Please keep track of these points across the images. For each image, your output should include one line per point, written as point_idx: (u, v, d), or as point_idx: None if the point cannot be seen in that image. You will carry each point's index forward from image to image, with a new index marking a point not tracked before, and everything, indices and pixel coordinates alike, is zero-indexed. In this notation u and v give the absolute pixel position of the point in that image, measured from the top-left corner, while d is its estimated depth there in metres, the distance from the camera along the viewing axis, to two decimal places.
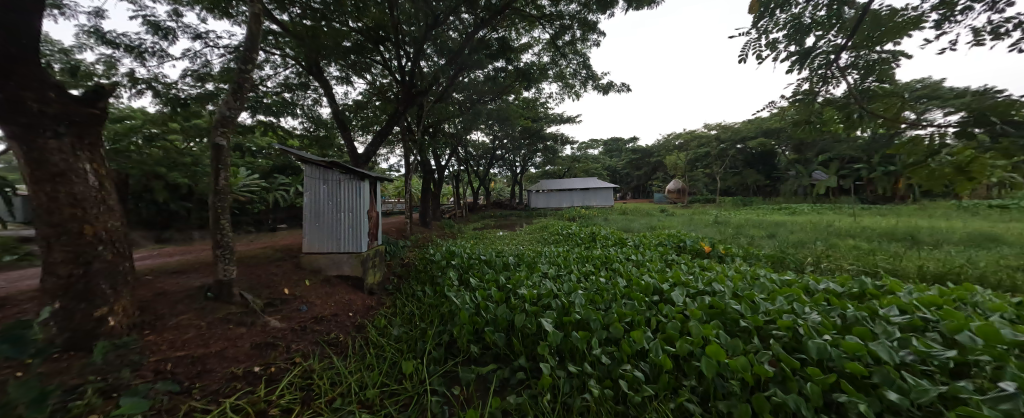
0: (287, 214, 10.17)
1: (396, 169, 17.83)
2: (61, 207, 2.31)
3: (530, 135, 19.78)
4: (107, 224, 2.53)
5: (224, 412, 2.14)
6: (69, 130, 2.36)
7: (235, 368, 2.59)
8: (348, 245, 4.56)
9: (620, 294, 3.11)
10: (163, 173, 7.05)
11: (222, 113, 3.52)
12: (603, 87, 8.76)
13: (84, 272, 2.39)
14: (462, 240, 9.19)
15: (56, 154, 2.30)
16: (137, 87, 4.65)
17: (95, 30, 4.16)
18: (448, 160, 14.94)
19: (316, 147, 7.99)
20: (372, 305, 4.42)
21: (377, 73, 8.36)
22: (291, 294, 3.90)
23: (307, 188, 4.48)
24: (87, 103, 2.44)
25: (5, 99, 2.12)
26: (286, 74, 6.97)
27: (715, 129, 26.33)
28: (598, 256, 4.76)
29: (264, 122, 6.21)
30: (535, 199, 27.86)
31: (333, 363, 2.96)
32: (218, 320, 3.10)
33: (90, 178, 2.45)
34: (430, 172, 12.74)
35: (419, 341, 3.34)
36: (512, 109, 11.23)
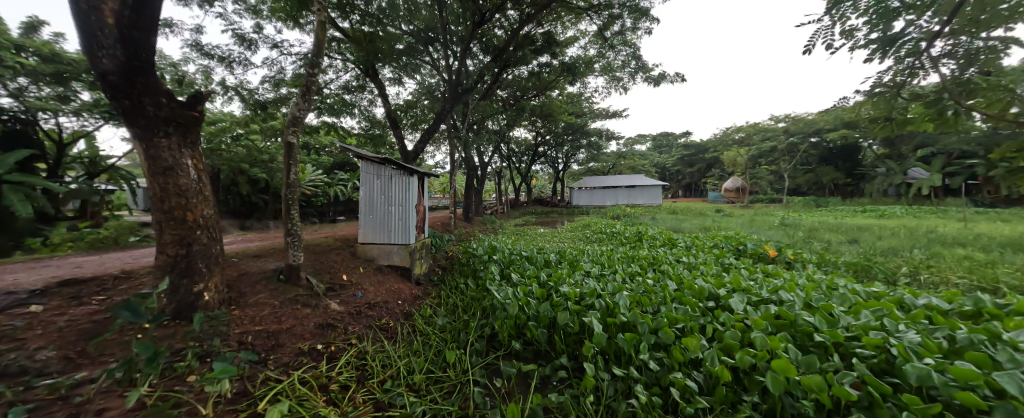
0: (344, 207, 11.06)
1: (442, 166, 18.48)
2: (170, 196, 2.73)
3: (575, 131, 19.30)
4: (203, 212, 2.93)
5: (294, 383, 2.40)
6: (176, 130, 2.77)
7: (302, 345, 2.88)
8: (398, 237, 4.83)
9: (670, 298, 2.93)
10: (245, 168, 8.04)
11: (294, 114, 3.91)
12: (654, 78, 8.27)
13: (186, 252, 2.79)
14: (503, 235, 9.28)
15: (166, 151, 2.71)
16: (227, 93, 5.35)
17: (196, 45, 4.85)
18: (491, 156, 15.14)
19: (371, 145, 8.57)
20: (418, 294, 4.66)
21: (425, 74, 8.70)
22: (349, 280, 4.24)
23: (363, 182, 4.80)
24: (190, 106, 2.85)
25: (131, 105, 2.54)
26: (346, 77, 7.49)
27: (784, 121, 23.63)
28: (646, 256, 4.49)
29: (328, 122, 6.79)
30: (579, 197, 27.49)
31: (384, 347, 3.18)
32: (289, 300, 3.46)
33: (191, 172, 2.84)
34: (474, 168, 13.03)
35: (462, 332, 3.46)
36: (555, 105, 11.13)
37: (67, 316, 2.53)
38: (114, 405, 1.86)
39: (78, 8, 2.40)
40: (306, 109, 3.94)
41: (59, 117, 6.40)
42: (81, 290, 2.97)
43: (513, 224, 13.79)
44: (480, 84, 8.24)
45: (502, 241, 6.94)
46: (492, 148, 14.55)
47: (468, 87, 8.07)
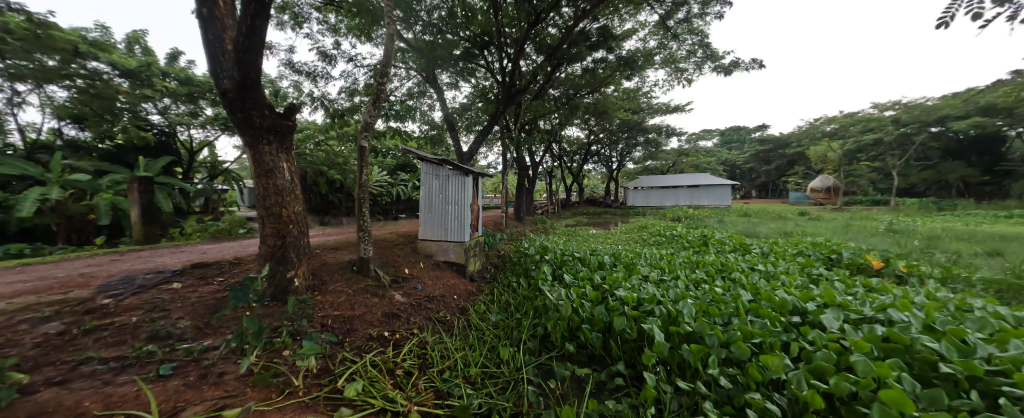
0: (405, 205, 11.89)
1: (494, 166, 18.91)
2: (271, 195, 3.19)
3: (631, 128, 18.39)
4: (295, 208, 3.36)
5: (365, 365, 2.65)
6: (275, 137, 3.21)
7: (371, 331, 3.17)
8: (454, 235, 5.06)
9: (744, 309, 2.65)
10: (324, 170, 9.05)
11: (366, 121, 4.30)
12: (725, 67, 7.55)
13: (281, 243, 3.24)
14: (555, 236, 9.19)
15: (268, 156, 3.16)
16: (313, 104, 6.08)
17: (289, 63, 5.59)
18: (542, 156, 15.09)
19: (430, 147, 9.08)
20: (472, 290, 4.83)
21: (480, 77, 8.98)
22: (410, 273, 4.55)
23: (423, 182, 5.10)
24: (286, 117, 3.28)
25: (243, 118, 3.01)
26: (409, 85, 8.04)
27: (894, 109, 19.88)
28: (713, 262, 4.11)
29: (393, 126, 7.36)
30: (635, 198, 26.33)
31: (442, 339, 3.36)
32: (361, 289, 3.82)
33: (285, 174, 3.27)
34: (525, 168, 13.13)
35: (515, 330, 3.52)
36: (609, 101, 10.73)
37: (198, 292, 3.10)
38: (231, 369, 2.24)
39: (207, 42, 2.90)
40: (377, 116, 4.31)
41: (191, 130, 7.85)
42: (206, 271, 3.61)
43: (564, 224, 13.61)
44: (533, 84, 8.29)
45: (554, 241, 6.88)
46: (544, 148, 14.51)
47: (521, 88, 8.14)
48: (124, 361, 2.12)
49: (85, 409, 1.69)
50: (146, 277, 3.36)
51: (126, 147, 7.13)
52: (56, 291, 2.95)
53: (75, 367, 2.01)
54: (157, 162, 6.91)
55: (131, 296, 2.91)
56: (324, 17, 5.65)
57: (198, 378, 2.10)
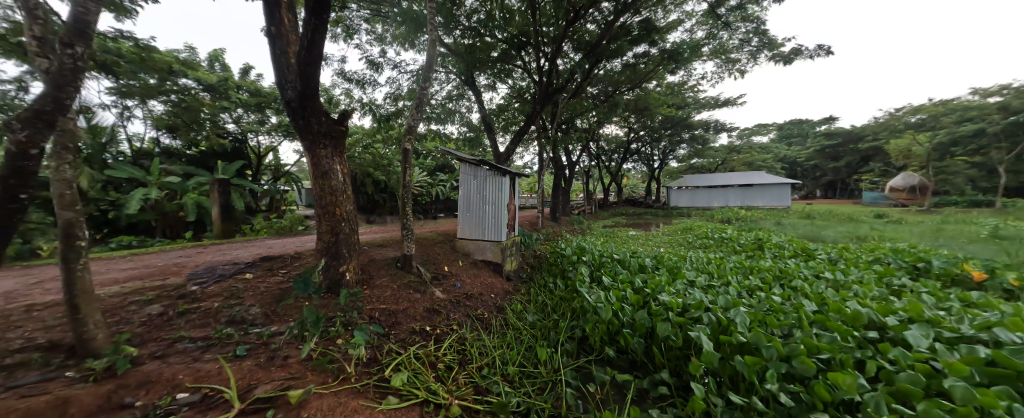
0: (444, 205, 12.29)
1: (530, 166, 18.90)
2: (326, 195, 3.47)
3: (675, 124, 17.45)
4: (346, 207, 3.61)
5: (409, 357, 2.78)
6: (331, 142, 3.48)
7: (414, 325, 3.31)
8: (491, 234, 5.15)
9: (808, 320, 2.40)
10: (371, 172, 9.63)
11: (410, 124, 4.51)
12: (785, 55, 6.91)
13: (335, 240, 3.50)
14: (593, 237, 8.99)
15: (324, 159, 3.43)
16: (362, 110, 6.49)
17: (342, 73, 6.02)
18: (580, 155, 14.82)
19: (468, 148, 9.30)
20: (509, 289, 4.89)
21: (517, 77, 9.05)
22: (450, 271, 4.70)
23: (462, 183, 5.25)
24: (340, 123, 3.53)
25: (303, 125, 3.30)
26: (448, 88, 8.29)
27: (1002, 94, 16.89)
28: (770, 268, 3.77)
29: (434, 129, 7.65)
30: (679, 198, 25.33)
31: (480, 336, 3.43)
32: (404, 284, 4.02)
33: (339, 176, 3.53)
34: (562, 168, 12.98)
35: (552, 331, 3.50)
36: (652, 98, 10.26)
37: (266, 282, 3.46)
38: (293, 353, 2.48)
39: (281, 58, 3.20)
40: (420, 120, 4.50)
41: (259, 136, 8.79)
42: (272, 263, 4.01)
43: (601, 225, 13.27)
44: (570, 83, 8.17)
45: (592, 242, 6.73)
46: (581, 147, 14.25)
47: (558, 87, 8.07)
48: (209, 341, 2.43)
49: (180, 381, 1.96)
50: (224, 268, 3.80)
51: (208, 153, 8.12)
52: (157, 277, 3.44)
53: (172, 344, 2.34)
54: (232, 166, 7.80)
55: (213, 284, 3.32)
56: (372, 27, 6.00)
57: (267, 359, 2.35)
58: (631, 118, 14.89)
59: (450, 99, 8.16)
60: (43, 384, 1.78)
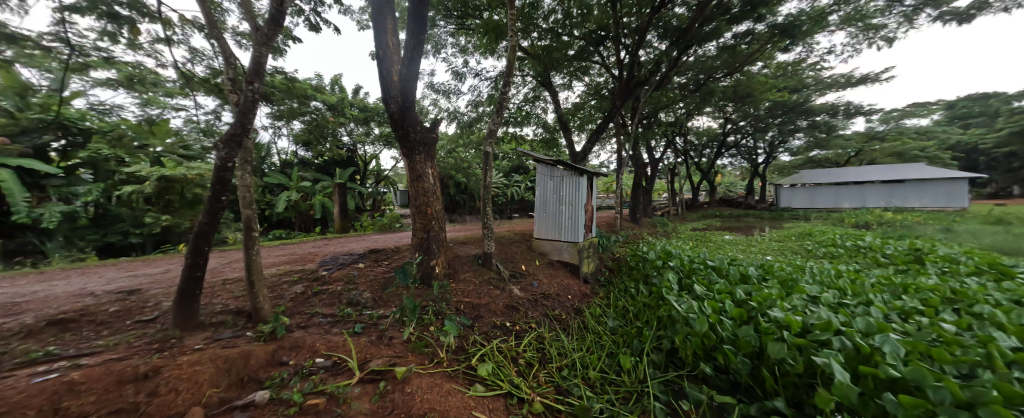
0: (518, 205, 12.60)
1: (606, 165, 18.14)
2: (420, 196, 3.87)
3: (786, 110, 14.77)
4: (436, 207, 3.96)
5: (493, 350, 2.93)
6: (424, 149, 3.86)
7: (495, 319, 3.47)
8: (568, 235, 5.11)
9: (1005, 360, 1.78)
10: (453, 175, 10.41)
11: (491, 128, 4.74)
12: (960, 11, 5.29)
13: (426, 236, 3.87)
14: (679, 240, 8.21)
15: (418, 164, 3.83)
16: (448, 117, 7.07)
17: (431, 85, 6.64)
18: (663, 151, 13.65)
19: (543, 148, 9.36)
20: (586, 292, 4.78)
21: (594, 74, 8.80)
22: (527, 270, 4.80)
23: (538, 183, 5.32)
24: (431, 131, 3.89)
25: (402, 135, 3.73)
26: (525, 91, 8.49)
27: None
28: (937, 288, 2.90)
29: (511, 131, 7.91)
30: (792, 198, 22.22)
31: (559, 337, 3.43)
32: (486, 280, 4.24)
33: (430, 179, 3.89)
34: (643, 166, 12.14)
35: (636, 339, 3.31)
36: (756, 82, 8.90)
37: (374, 271, 4.03)
38: (396, 335, 2.83)
39: (387, 78, 3.68)
40: (501, 124, 4.68)
41: (366, 146, 10.25)
42: (377, 255, 4.65)
43: (688, 227, 12.03)
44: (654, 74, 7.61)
45: (679, 246, 6.14)
46: (665, 142, 13.14)
47: (640, 79, 7.60)
48: (335, 317, 2.93)
49: (318, 348, 2.41)
50: (343, 257, 4.55)
51: (329, 161, 9.78)
52: (298, 263, 4.30)
53: (311, 317, 2.90)
54: (345, 172, 9.25)
55: (336, 270, 4.00)
56: (457, 41, 6.48)
57: (377, 338, 2.73)
58: (728, 107, 13.12)
59: (527, 101, 8.34)
60: (234, 339, 2.38)
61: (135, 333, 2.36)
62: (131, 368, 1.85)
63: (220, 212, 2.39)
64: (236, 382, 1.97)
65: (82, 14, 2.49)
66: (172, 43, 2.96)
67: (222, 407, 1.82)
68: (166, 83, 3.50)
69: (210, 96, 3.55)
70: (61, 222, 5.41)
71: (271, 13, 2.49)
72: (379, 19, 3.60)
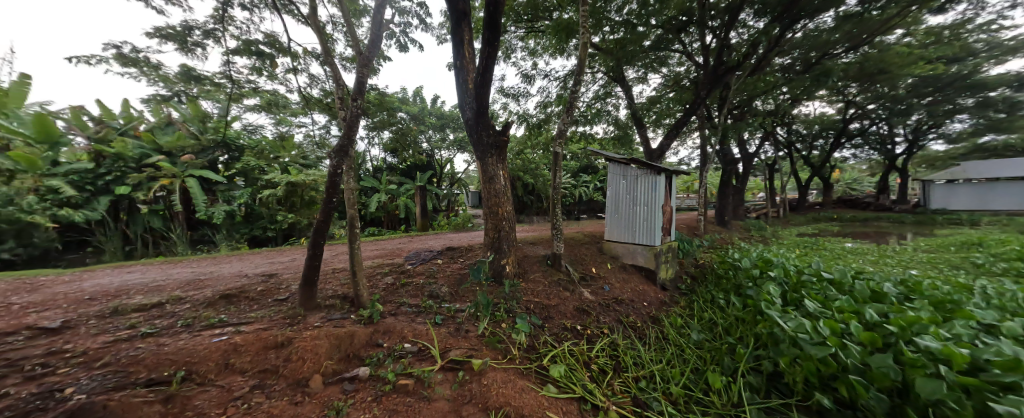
0: (587, 206, 12.27)
1: (685, 163, 16.58)
2: (492, 197, 4.03)
3: (940, 87, 11.58)
4: (506, 207, 4.07)
5: (564, 352, 2.89)
6: (496, 152, 4.00)
7: (566, 321, 3.42)
8: (643, 238, 4.82)
9: None
10: (521, 176, 10.64)
11: (561, 128, 4.69)
12: None
13: (497, 236, 4.00)
14: (780, 247, 7.09)
15: (491, 166, 3.99)
16: (517, 120, 7.25)
17: (502, 89, 6.88)
18: (759, 144, 11.89)
19: (613, 146, 8.96)
20: (664, 300, 4.44)
21: (673, 64, 8.10)
22: (598, 273, 4.63)
23: (610, 183, 5.12)
24: (503, 134, 4.01)
25: (477, 139, 3.92)
26: (595, 88, 8.23)
27: None
28: None
29: (580, 131, 7.77)
30: (949, 196, 17.79)
31: (635, 346, 3.25)
32: (555, 281, 4.20)
33: (501, 181, 4.03)
34: (732, 162, 10.74)
35: (727, 357, 2.96)
36: (891, 56, 7.21)
37: (451, 267, 4.32)
38: (472, 329, 2.99)
39: (463, 86, 3.91)
40: (571, 123, 4.60)
41: (442, 151, 11.07)
42: (453, 252, 4.98)
43: (791, 233, 10.33)
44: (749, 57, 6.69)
45: (781, 253, 5.30)
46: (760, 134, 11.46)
47: (732, 64, 6.80)
48: (419, 308, 3.22)
49: (406, 334, 2.66)
50: (424, 253, 4.98)
51: (411, 166, 10.82)
52: (388, 257, 4.85)
53: (400, 306, 3.23)
54: (424, 176, 10.10)
55: (419, 265, 4.40)
56: (527, 44, 6.60)
57: (455, 330, 2.92)
58: (849, 88, 10.80)
59: (597, 98, 8.08)
60: (341, 320, 2.78)
61: (274, 309, 2.92)
62: (272, 337, 2.28)
63: (332, 211, 2.81)
64: (344, 357, 2.29)
65: (241, 55, 3.16)
66: (298, 71, 3.57)
67: (334, 377, 2.13)
68: (292, 105, 4.24)
69: (323, 113, 4.20)
70: (224, 219, 7.00)
71: (371, 38, 2.85)
72: (456, 31, 3.85)
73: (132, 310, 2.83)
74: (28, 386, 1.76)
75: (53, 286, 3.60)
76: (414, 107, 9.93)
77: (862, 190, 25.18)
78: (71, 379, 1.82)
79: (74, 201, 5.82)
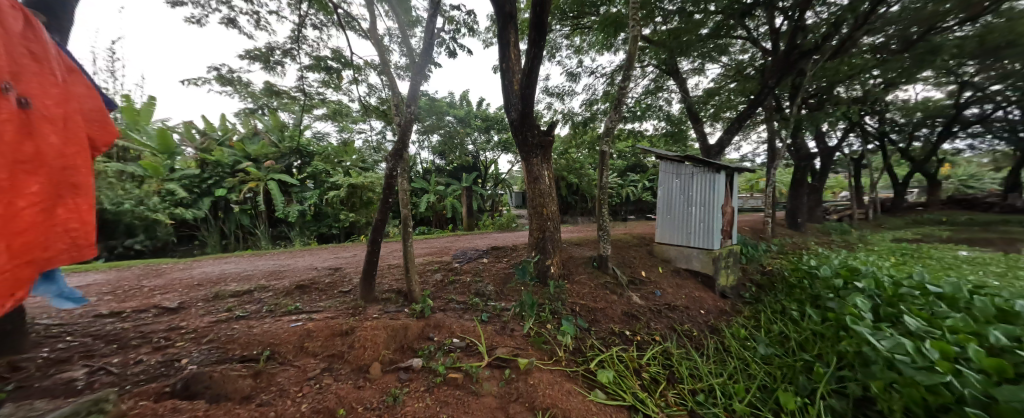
0: (634, 206, 11.75)
1: (747, 159, 15.13)
2: (536, 197, 4.03)
3: None
4: (550, 207, 4.04)
5: (612, 357, 2.80)
6: (541, 152, 4.00)
7: (614, 326, 3.29)
8: (698, 241, 4.50)
9: None
10: (565, 176, 10.51)
11: (608, 126, 4.54)
12: None
13: (542, 236, 3.99)
14: (868, 254, 6.16)
15: (535, 166, 3.99)
16: (562, 119, 7.17)
17: (547, 89, 6.86)
18: (840, 136, 10.42)
19: (664, 143, 8.47)
20: (723, 308, 4.10)
21: (733, 51, 7.43)
22: (648, 276, 4.41)
23: (661, 183, 4.86)
24: (548, 133, 3.99)
25: (522, 140, 3.95)
26: (644, 83, 7.85)
27: None
28: None
29: (629, 128, 7.47)
30: None
31: (691, 356, 3.07)
32: (601, 283, 4.06)
33: (546, 181, 4.01)
34: (806, 157, 9.56)
35: (802, 375, 2.67)
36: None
37: (496, 266, 4.40)
38: (518, 328, 3.01)
39: (509, 87, 3.95)
40: (619, 120, 4.42)
41: (487, 153, 11.33)
42: (499, 252, 5.06)
43: (883, 238, 8.92)
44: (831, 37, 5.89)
45: (871, 261, 4.59)
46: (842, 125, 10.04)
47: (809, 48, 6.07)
48: (466, 305, 3.33)
49: (454, 330, 2.76)
50: (470, 252, 5.14)
51: (457, 168, 11.22)
52: (437, 255, 5.08)
53: (449, 302, 3.37)
54: (470, 177, 10.40)
55: (466, 263, 4.55)
56: (572, 42, 6.50)
57: (501, 328, 2.97)
58: (965, 66, 8.98)
59: (647, 93, 7.70)
60: (397, 313, 2.96)
61: (339, 300, 3.22)
62: (338, 325, 2.51)
63: (388, 210, 3.01)
64: (399, 348, 2.45)
65: (313, 71, 3.53)
66: (359, 82, 3.89)
67: (392, 366, 2.28)
68: (354, 114, 4.63)
69: (380, 120, 4.52)
70: (297, 218, 7.87)
71: (423, 47, 3.01)
72: (502, 34, 3.91)
73: (229, 295, 3.30)
74: (156, 354, 2.14)
75: (172, 273, 4.34)
76: (460, 111, 10.29)
77: (983, 187, 20.89)
78: (185, 351, 2.18)
79: (185, 201, 6.96)
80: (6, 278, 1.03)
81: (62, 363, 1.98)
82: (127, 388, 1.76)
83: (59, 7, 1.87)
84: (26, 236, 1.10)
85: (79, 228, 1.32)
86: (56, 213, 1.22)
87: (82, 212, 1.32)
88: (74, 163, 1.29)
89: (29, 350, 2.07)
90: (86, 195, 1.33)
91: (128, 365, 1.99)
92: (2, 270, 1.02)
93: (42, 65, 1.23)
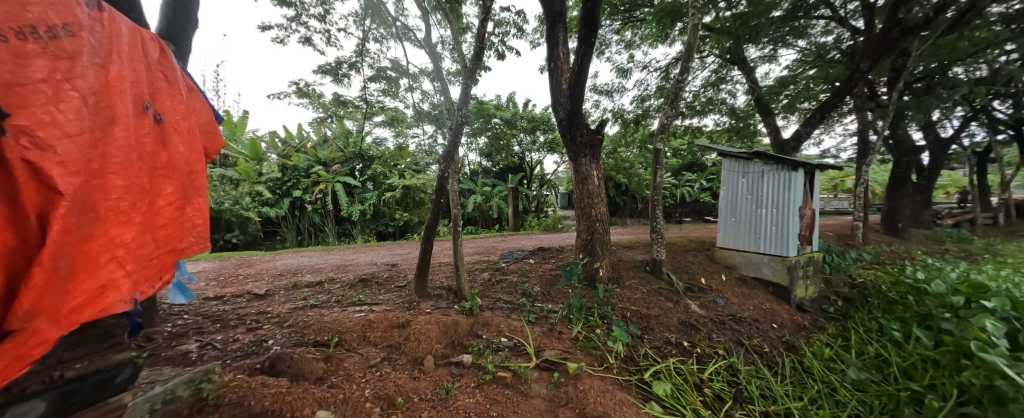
0: (690, 208, 10.95)
1: (829, 155, 13.29)
2: (584, 199, 3.93)
3: None
4: (599, 208, 3.91)
5: (668, 368, 2.63)
6: (590, 152, 3.89)
7: (669, 336, 3.07)
8: (770, 246, 4.07)
9: None
10: (614, 176, 10.17)
11: (663, 122, 4.28)
12: None
13: (591, 237, 3.87)
14: (998, 267, 5.07)
15: (586, 166, 3.90)
16: (611, 117, 6.94)
17: (596, 87, 6.70)
18: (957, 125, 8.71)
19: (726, 139, 7.78)
20: (800, 324, 3.64)
21: (812, 33, 6.57)
22: (709, 284, 4.06)
23: (724, 182, 4.47)
24: (598, 132, 3.86)
25: (571, 141, 3.87)
26: (704, 74, 7.28)
27: None
28: None
29: (685, 124, 6.99)
30: None
31: (761, 375, 2.77)
32: (655, 289, 3.81)
33: (595, 182, 3.90)
34: (909, 152, 8.14)
35: (908, 407, 2.28)
36: None
37: (543, 267, 4.38)
38: (566, 331, 2.96)
39: (558, 86, 3.90)
40: (676, 116, 4.13)
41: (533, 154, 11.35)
42: (545, 253, 5.03)
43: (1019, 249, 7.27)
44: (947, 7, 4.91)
45: (1006, 276, 3.76)
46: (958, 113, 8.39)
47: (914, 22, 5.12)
48: (513, 305, 3.34)
49: (503, 329, 2.78)
50: (517, 252, 5.16)
51: (504, 169, 11.40)
52: (484, 255, 5.19)
53: (496, 301, 3.42)
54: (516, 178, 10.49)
55: (513, 263, 4.59)
56: (624, 37, 6.24)
57: (549, 330, 2.94)
58: None
59: (707, 86, 7.14)
60: (447, 309, 3.08)
61: (396, 294, 3.43)
62: (396, 317, 2.67)
63: (440, 210, 3.14)
64: (450, 343, 2.53)
65: (374, 80, 3.80)
66: (415, 89, 4.11)
67: (443, 360, 2.36)
68: (409, 120, 4.92)
69: (433, 124, 4.74)
70: (359, 217, 8.57)
71: (474, 52, 3.08)
72: (551, 34, 3.88)
73: (304, 286, 3.69)
74: (249, 334, 2.46)
75: (259, 264, 4.98)
76: (507, 112, 10.45)
77: None
78: (271, 333, 2.47)
79: (270, 201, 7.94)
80: (148, 264, 1.25)
81: (181, 337, 2.36)
82: (228, 361, 2.06)
83: (179, 40, 2.22)
84: (165, 229, 1.33)
85: (202, 224, 1.56)
86: (185, 210, 1.46)
87: (203, 211, 1.57)
88: (196, 168, 1.52)
89: (157, 324, 2.51)
90: (206, 195, 1.58)
91: (228, 342, 2.31)
92: (145, 258, 1.23)
93: (172, 86, 1.47)
